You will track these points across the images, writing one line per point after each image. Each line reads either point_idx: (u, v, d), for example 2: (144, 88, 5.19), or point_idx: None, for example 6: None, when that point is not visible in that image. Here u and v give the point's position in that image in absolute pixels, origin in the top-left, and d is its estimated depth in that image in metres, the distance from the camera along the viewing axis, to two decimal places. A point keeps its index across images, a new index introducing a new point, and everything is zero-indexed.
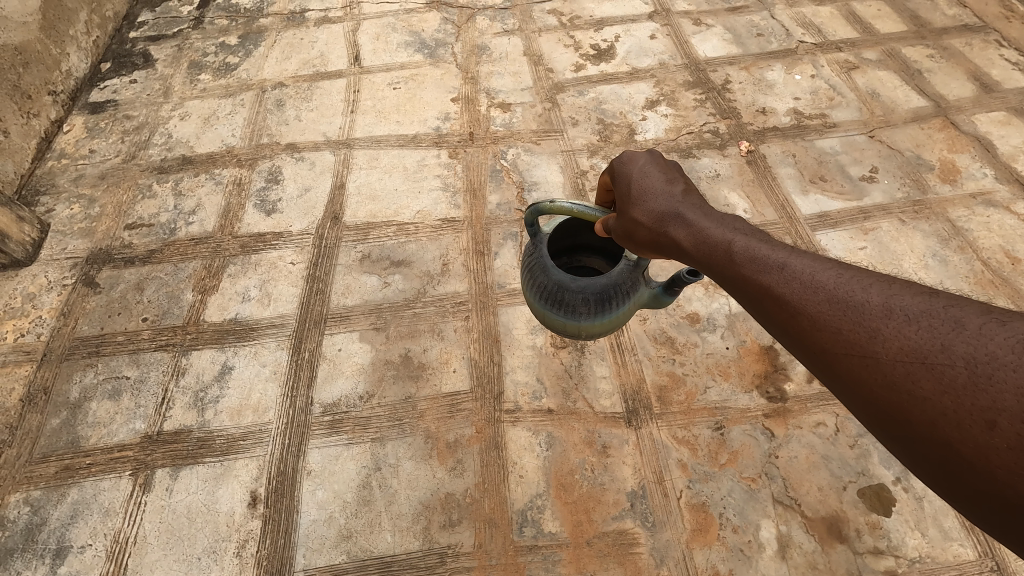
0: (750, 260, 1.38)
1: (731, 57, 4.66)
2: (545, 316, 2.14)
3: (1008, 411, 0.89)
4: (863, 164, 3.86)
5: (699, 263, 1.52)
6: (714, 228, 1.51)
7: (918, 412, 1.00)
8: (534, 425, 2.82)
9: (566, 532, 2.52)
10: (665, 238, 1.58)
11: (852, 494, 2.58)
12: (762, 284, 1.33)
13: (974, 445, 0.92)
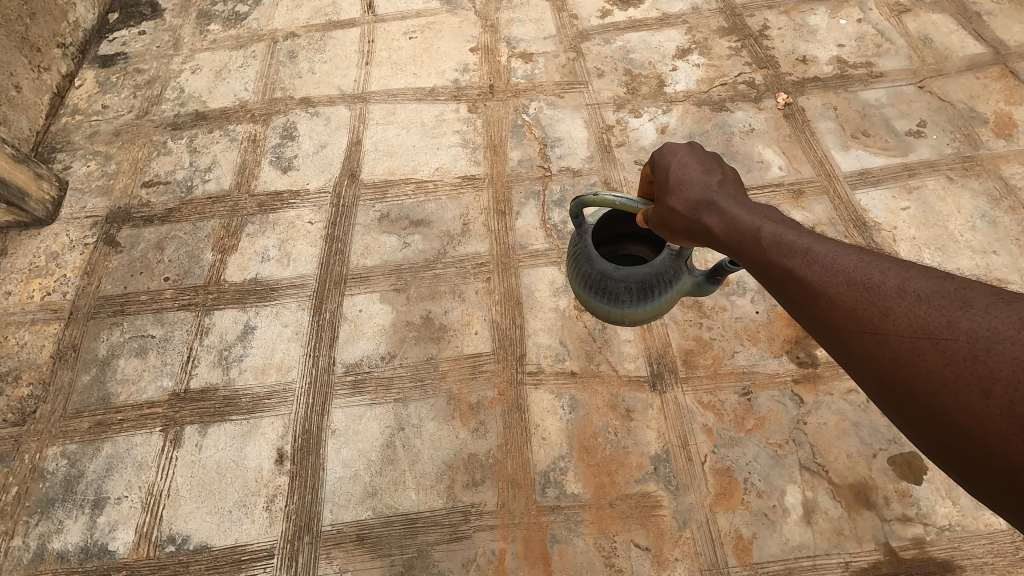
0: (776, 244, 1.27)
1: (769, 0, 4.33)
2: (589, 304, 2.06)
3: (1004, 380, 0.85)
4: (910, 118, 3.61)
5: (726, 249, 1.41)
6: (743, 213, 1.40)
7: (919, 384, 0.96)
8: (557, 388, 2.80)
9: (589, 493, 2.53)
10: (696, 225, 1.47)
11: (882, 462, 2.53)
12: (785, 267, 1.23)
13: (971, 415, 0.89)
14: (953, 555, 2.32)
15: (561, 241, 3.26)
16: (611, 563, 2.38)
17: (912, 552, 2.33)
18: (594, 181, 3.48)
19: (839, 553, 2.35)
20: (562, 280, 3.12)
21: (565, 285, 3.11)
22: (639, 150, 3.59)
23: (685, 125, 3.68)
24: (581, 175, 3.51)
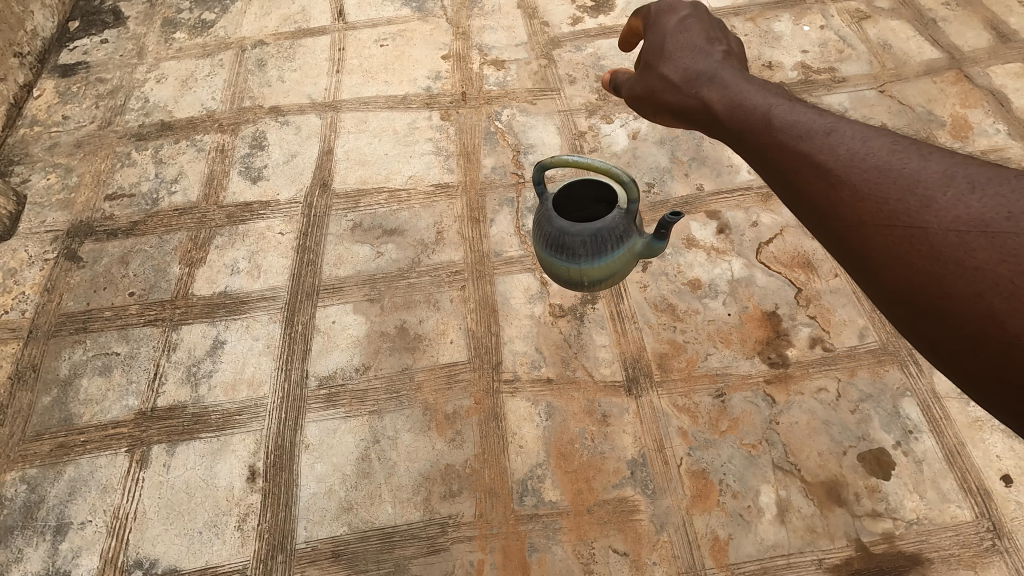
0: (762, 106, 1.23)
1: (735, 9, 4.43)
2: (547, 263, 2.09)
3: (959, 209, 0.83)
4: (872, 121, 3.71)
5: (714, 119, 1.36)
6: (738, 84, 1.35)
7: (872, 217, 0.92)
8: (533, 395, 2.79)
9: (567, 500, 2.53)
10: (690, 97, 1.44)
11: (852, 459, 2.58)
12: (785, 132, 1.14)
13: (919, 239, 0.86)
14: (921, 549, 2.37)
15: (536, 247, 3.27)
16: (590, 570, 2.38)
17: (882, 546, 2.38)
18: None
19: (812, 550, 2.39)
20: (536, 287, 3.13)
21: (540, 291, 3.12)
22: (611, 156, 3.63)
23: (656, 130, 3.73)
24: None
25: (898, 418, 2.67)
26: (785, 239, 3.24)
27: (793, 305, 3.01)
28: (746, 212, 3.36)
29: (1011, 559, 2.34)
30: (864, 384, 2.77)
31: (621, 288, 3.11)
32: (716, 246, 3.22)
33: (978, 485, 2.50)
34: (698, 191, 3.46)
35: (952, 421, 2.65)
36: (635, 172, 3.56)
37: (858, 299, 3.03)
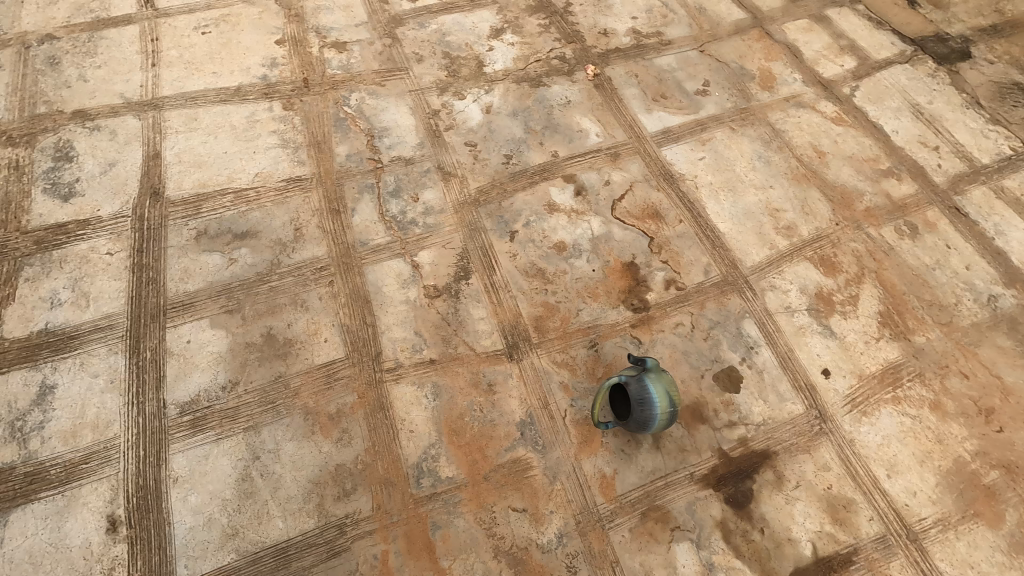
0: None
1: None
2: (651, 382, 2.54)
3: None
4: (697, 79, 4.09)
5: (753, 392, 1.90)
6: None
7: None
8: (418, 379, 2.79)
9: (463, 473, 2.58)
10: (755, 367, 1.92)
11: (709, 380, 2.91)
12: None
13: None
14: (768, 444, 2.77)
15: (403, 232, 3.23)
16: (493, 533, 2.47)
17: (739, 450, 2.74)
18: (428, 167, 3.47)
19: (685, 467, 2.68)
20: (408, 271, 3.09)
21: (412, 275, 3.09)
22: (467, 132, 3.64)
23: (508, 103, 3.81)
24: (414, 164, 3.48)
25: (741, 338, 3.06)
26: (635, 195, 3.51)
27: (648, 254, 3.29)
28: (599, 173, 3.57)
29: (833, 436, 2.82)
30: (712, 314, 3.13)
31: (492, 261, 3.18)
32: (575, 208, 3.40)
33: (806, 381, 2.95)
34: (553, 158, 3.60)
35: (782, 333, 3.10)
36: (492, 145, 3.61)
37: (701, 240, 3.38)
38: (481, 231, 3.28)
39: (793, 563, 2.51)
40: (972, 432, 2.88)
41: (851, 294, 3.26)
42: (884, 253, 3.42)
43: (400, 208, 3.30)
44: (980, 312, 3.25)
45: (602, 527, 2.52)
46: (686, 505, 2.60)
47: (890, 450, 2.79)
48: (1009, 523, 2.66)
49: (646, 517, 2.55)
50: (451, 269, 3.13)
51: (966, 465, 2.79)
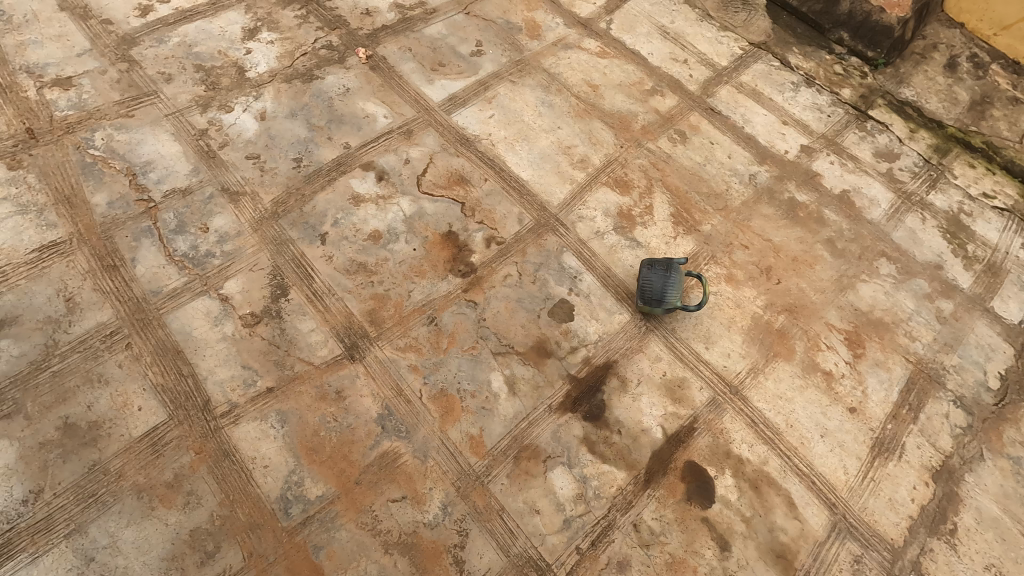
0: None
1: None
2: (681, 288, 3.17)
3: None
4: (469, 41, 4.19)
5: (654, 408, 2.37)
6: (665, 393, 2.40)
7: None
8: (260, 412, 2.65)
9: (333, 487, 2.54)
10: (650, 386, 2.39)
11: (545, 318, 3.13)
12: None
13: None
14: (608, 356, 3.07)
15: (200, 268, 2.98)
16: (378, 531, 2.48)
17: (584, 370, 3.00)
18: (209, 192, 3.20)
19: (542, 402, 2.88)
20: (217, 307, 2.88)
21: (223, 309, 2.88)
22: (245, 145, 3.40)
23: (282, 105, 3.61)
24: (193, 193, 3.19)
25: (564, 270, 3.31)
26: (436, 166, 3.57)
27: (462, 219, 3.39)
28: (396, 154, 3.56)
29: (658, 331, 3.19)
30: (534, 257, 3.32)
31: (308, 270, 3.06)
32: (380, 194, 3.37)
33: (626, 291, 3.30)
34: (346, 150, 3.51)
35: (597, 256, 3.40)
36: (276, 152, 3.42)
37: (508, 192, 3.55)
38: (288, 243, 3.13)
39: (650, 449, 2.83)
40: (761, 290, 3.43)
41: (646, 205, 3.65)
42: (664, 161, 3.86)
43: (190, 244, 3.03)
44: (747, 191, 3.84)
45: (481, 484, 2.64)
46: (551, 434, 2.80)
47: (703, 327, 3.24)
48: (800, 353, 3.24)
49: (519, 459, 2.72)
50: (265, 291, 2.96)
51: (761, 318, 3.33)
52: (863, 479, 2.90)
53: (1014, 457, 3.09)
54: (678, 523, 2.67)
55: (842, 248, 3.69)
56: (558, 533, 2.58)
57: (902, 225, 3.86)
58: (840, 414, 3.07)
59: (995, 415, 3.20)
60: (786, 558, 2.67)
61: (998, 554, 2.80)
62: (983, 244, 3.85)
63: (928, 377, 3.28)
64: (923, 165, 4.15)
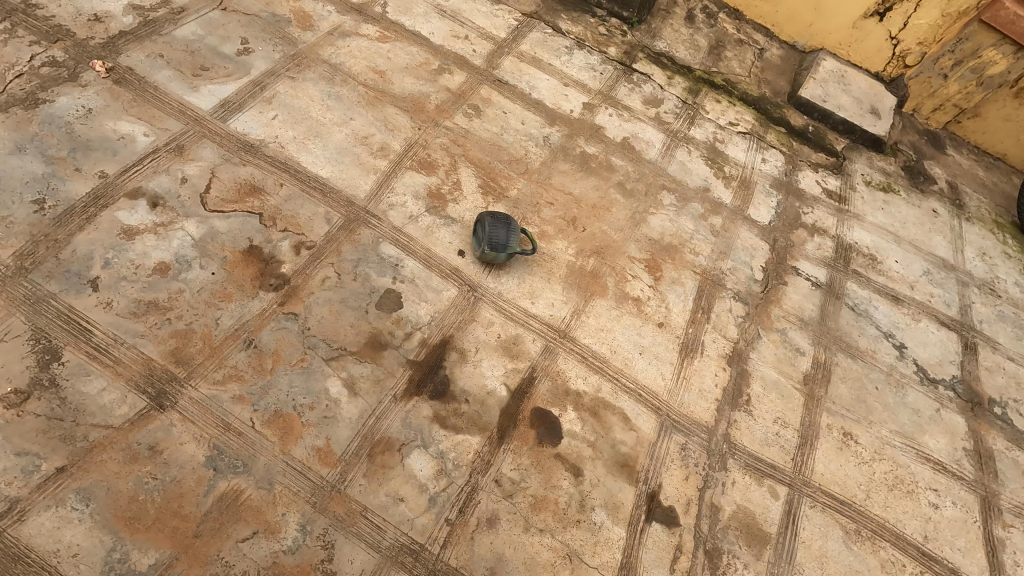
0: None
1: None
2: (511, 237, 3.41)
3: None
4: (232, 40, 3.93)
5: None
6: None
7: None
8: (56, 496, 2.41)
9: (168, 548, 2.40)
10: None
11: (374, 311, 3.13)
12: None
13: None
14: (443, 331, 3.18)
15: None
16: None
17: (422, 352, 3.09)
18: None
19: (386, 394, 2.92)
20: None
21: None
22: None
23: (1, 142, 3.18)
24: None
25: (384, 260, 3.34)
26: (221, 180, 3.35)
27: (263, 230, 3.23)
28: (169, 174, 3.29)
29: (487, 298, 3.38)
30: (350, 254, 3.30)
31: (83, 324, 2.78)
32: (158, 220, 3.11)
33: (449, 267, 3.43)
34: (104, 179, 3.18)
35: (414, 240, 3.47)
36: (7, 198, 3.03)
37: (309, 194, 3.45)
38: (47, 300, 2.81)
39: (499, 408, 3.03)
40: (571, 240, 3.79)
41: (454, 181, 3.80)
42: (463, 137, 4.04)
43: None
44: (544, 152, 4.18)
45: (338, 492, 2.65)
46: (400, 423, 2.86)
47: (526, 285, 3.50)
48: (611, 287, 3.66)
49: (372, 456, 2.75)
50: (28, 362, 2.65)
51: (574, 264, 3.68)
52: (677, 379, 3.43)
53: (781, 329, 3.87)
54: (534, 466, 2.92)
55: (631, 188, 4.21)
56: (425, 513, 2.69)
57: (674, 160, 4.51)
58: (651, 332, 3.55)
59: (762, 300, 3.97)
60: (630, 465, 3.06)
61: (780, 408, 3.53)
62: (735, 164, 4.69)
63: (714, 282, 3.93)
64: (682, 106, 4.87)
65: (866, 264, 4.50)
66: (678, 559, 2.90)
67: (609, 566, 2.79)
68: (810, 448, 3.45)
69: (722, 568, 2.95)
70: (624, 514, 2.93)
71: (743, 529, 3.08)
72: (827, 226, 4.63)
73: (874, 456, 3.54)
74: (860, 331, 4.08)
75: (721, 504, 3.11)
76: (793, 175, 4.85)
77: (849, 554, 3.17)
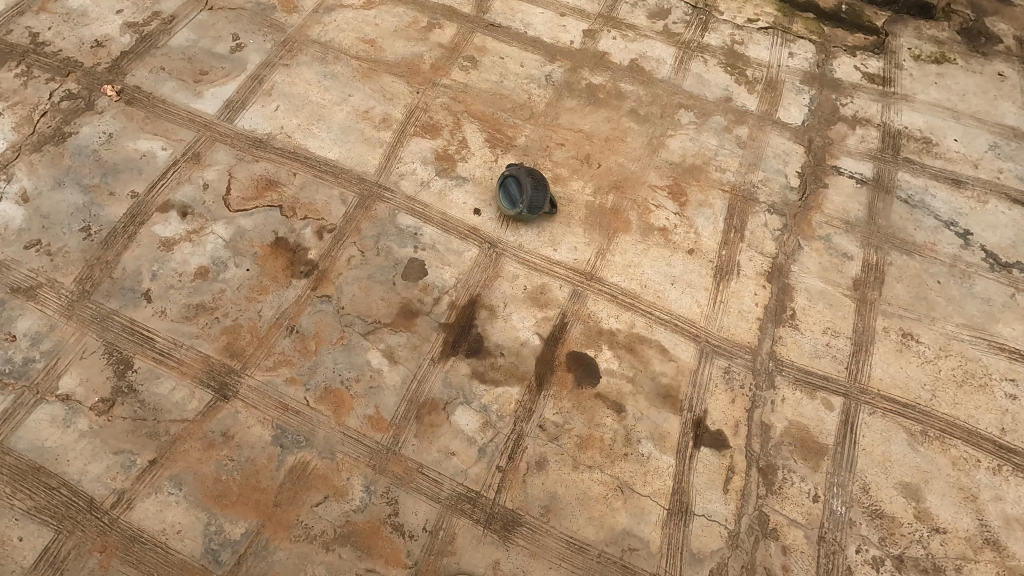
0: None
1: (32, 18, 4.21)
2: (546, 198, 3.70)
3: None
4: (224, 38, 4.24)
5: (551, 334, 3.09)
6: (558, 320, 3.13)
7: None
8: (153, 484, 3.11)
9: (255, 519, 3.08)
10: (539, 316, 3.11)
11: (401, 282, 3.61)
12: None
13: None
14: (469, 293, 3.62)
15: (24, 378, 3.27)
16: (314, 535, 3.07)
17: (452, 314, 3.56)
18: (1, 297, 3.43)
19: (424, 358, 3.45)
20: (61, 408, 3.22)
21: (68, 409, 3.23)
22: (18, 235, 3.57)
23: (43, 179, 3.71)
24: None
25: (403, 230, 3.75)
26: (238, 179, 3.79)
27: (285, 221, 3.70)
28: (192, 183, 3.76)
29: (507, 252, 3.73)
30: (370, 231, 3.73)
31: (145, 334, 3.41)
32: (192, 229, 3.63)
33: (469, 229, 3.78)
34: (136, 199, 3.70)
35: (430, 206, 3.83)
36: (58, 229, 3.60)
37: (322, 178, 3.85)
38: (111, 316, 3.44)
39: (533, 356, 3.49)
40: (587, 179, 3.97)
41: (460, 139, 4.03)
42: (463, 92, 4.20)
43: (4, 358, 3.30)
44: (547, 93, 4.26)
45: (394, 454, 3.25)
46: (442, 383, 3.40)
47: (546, 233, 3.80)
48: (635, 221, 3.87)
49: (421, 417, 3.33)
50: (108, 373, 3.31)
51: (594, 204, 3.90)
52: (714, 305, 3.69)
53: (825, 236, 3.92)
54: (576, 408, 3.40)
55: (644, 114, 4.23)
56: (476, 463, 3.26)
57: (689, 74, 4.42)
58: (681, 260, 3.78)
59: (801, 209, 3.99)
60: (672, 396, 3.46)
61: (830, 318, 3.70)
62: (758, 65, 4.50)
63: (744, 198, 4.00)
64: (692, 13, 4.68)
65: (919, 150, 4.23)
66: (731, 479, 3.31)
67: (660, 492, 3.26)
68: (865, 354, 3.62)
69: (778, 484, 3.32)
70: (671, 444, 3.36)
71: (798, 444, 3.41)
72: (870, 115, 4.36)
73: (939, 354, 3.62)
74: (916, 225, 3.98)
75: (772, 422, 3.45)
76: (827, 65, 4.54)
77: (915, 455, 3.41)
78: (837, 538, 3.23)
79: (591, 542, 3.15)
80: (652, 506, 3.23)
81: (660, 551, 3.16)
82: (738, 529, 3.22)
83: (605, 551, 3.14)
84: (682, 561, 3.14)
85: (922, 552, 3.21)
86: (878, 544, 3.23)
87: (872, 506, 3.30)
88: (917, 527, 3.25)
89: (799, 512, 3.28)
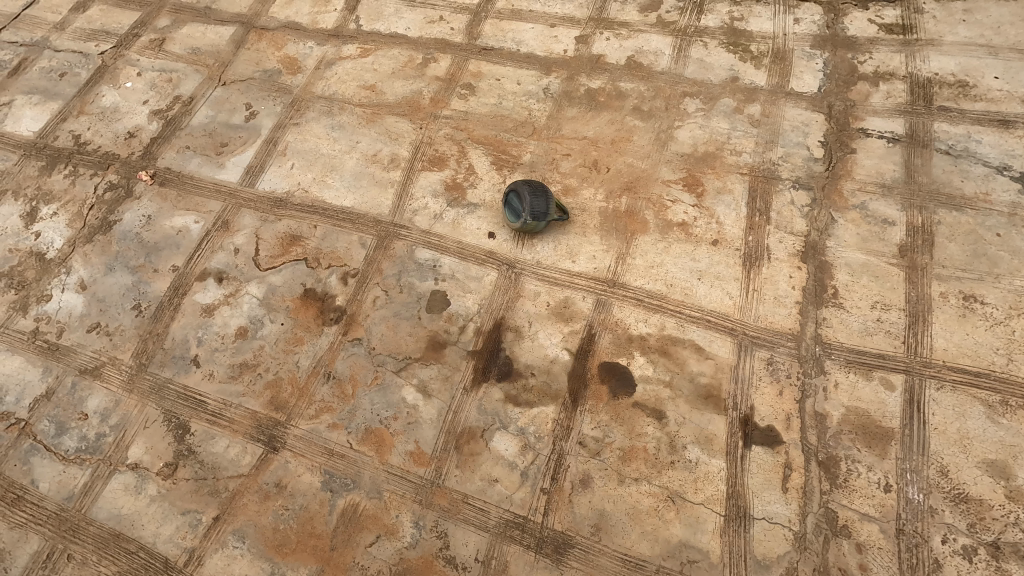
0: None
1: (73, 121, 4.65)
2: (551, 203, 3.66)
3: None
4: (239, 108, 4.53)
5: None
6: None
7: None
8: (220, 538, 3.29)
9: (315, 563, 3.19)
10: None
11: (426, 316, 3.68)
12: None
13: None
14: (493, 317, 3.64)
15: (98, 453, 3.56)
16: None
17: (479, 340, 3.59)
18: (71, 380, 3.76)
19: (457, 388, 3.49)
20: (132, 477, 3.48)
21: (138, 476, 3.48)
22: (81, 320, 3.91)
23: (96, 266, 4.06)
24: (55, 391, 3.74)
25: (423, 265, 3.83)
26: (265, 239, 4.01)
27: (312, 272, 3.87)
28: (224, 249, 4.01)
29: (526, 271, 3.73)
30: (391, 270, 3.83)
31: (198, 398, 3.64)
32: (228, 293, 3.87)
33: (486, 253, 3.82)
34: (176, 272, 3.98)
35: (445, 236, 3.90)
36: (113, 310, 3.92)
37: (340, 226, 4.00)
38: (167, 385, 3.69)
39: (565, 372, 3.46)
40: (597, 185, 3.93)
41: (466, 166, 4.09)
42: (464, 120, 4.27)
43: (79, 436, 3.61)
44: (547, 105, 4.26)
45: (438, 487, 3.29)
46: (477, 411, 3.42)
47: (563, 246, 3.78)
48: (652, 220, 3.78)
49: (460, 447, 3.36)
50: (169, 438, 3.55)
51: (608, 209, 3.84)
52: (748, 294, 3.54)
53: (859, 204, 3.68)
54: (615, 420, 3.33)
55: (648, 109, 4.15)
56: (521, 487, 3.25)
57: (689, 60, 4.31)
58: (706, 252, 3.66)
59: (829, 179, 3.77)
60: (715, 395, 3.32)
61: (878, 291, 3.46)
62: (762, 38, 4.33)
63: (765, 178, 3.83)
64: None
65: (955, 95, 3.91)
66: (790, 477, 3.13)
67: (714, 498, 3.13)
68: (923, 325, 3.36)
69: (843, 477, 3.11)
70: (720, 446, 3.22)
71: (859, 430, 3.19)
72: (894, 68, 4.08)
73: (1011, 314, 3.30)
74: (963, 176, 3.67)
75: (827, 410, 3.24)
76: (838, 24, 4.30)
77: (998, 429, 3.10)
78: (918, 530, 2.98)
79: (647, 557, 3.06)
80: (708, 515, 3.10)
81: (722, 561, 3.02)
82: (804, 529, 3.03)
83: (663, 566, 3.03)
84: (747, 569, 2.99)
85: (1021, 536, 2.90)
86: (968, 532, 2.95)
87: (954, 490, 3.02)
88: (1010, 509, 2.95)
89: (871, 505, 3.06)
